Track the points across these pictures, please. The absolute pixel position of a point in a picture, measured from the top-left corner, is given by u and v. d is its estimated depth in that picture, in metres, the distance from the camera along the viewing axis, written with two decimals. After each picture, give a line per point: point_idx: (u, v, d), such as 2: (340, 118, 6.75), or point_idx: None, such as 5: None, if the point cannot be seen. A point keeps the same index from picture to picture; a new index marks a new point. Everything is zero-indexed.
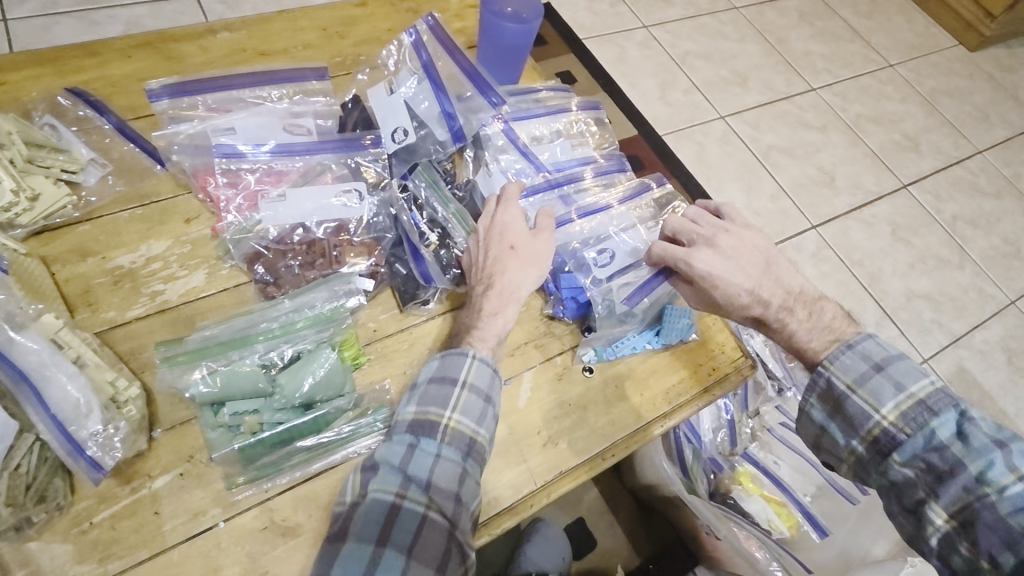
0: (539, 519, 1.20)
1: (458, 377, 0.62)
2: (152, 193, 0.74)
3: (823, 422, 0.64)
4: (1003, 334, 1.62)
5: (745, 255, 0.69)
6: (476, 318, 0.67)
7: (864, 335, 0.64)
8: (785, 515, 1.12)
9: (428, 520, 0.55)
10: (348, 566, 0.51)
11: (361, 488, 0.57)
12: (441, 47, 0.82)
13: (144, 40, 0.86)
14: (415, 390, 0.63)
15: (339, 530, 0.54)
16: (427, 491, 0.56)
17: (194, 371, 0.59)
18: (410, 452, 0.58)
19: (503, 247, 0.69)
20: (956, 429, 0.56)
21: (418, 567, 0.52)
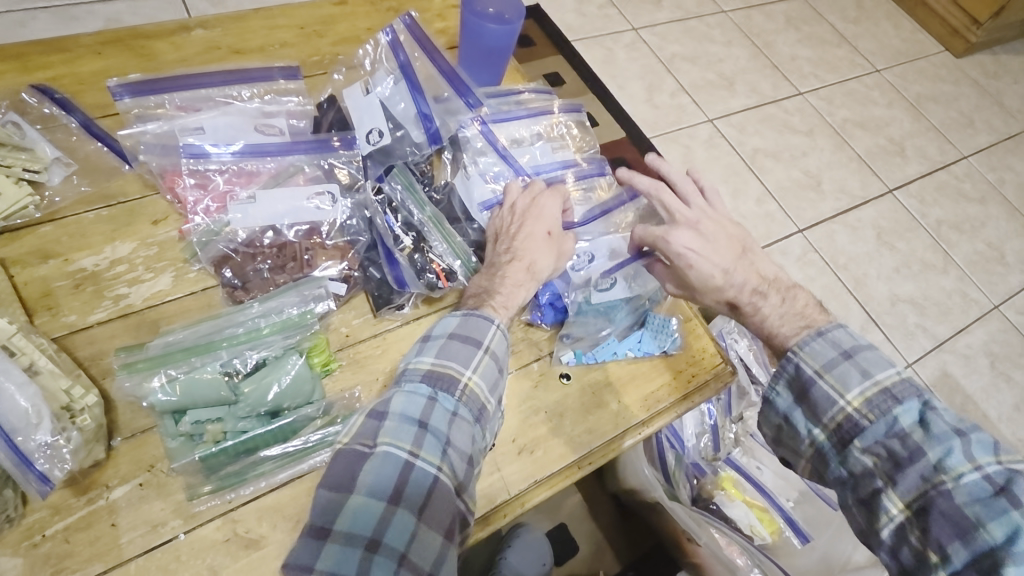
0: (520, 524, 1.18)
1: (482, 341, 0.60)
2: (119, 193, 0.72)
3: (787, 410, 0.61)
4: (986, 339, 1.63)
5: (719, 237, 0.70)
6: (496, 286, 0.66)
7: (836, 325, 0.62)
8: (767, 521, 1.12)
9: (441, 481, 0.52)
10: (355, 521, 0.48)
11: (369, 433, 0.52)
12: (418, 46, 0.80)
13: (113, 36, 0.83)
14: (432, 343, 0.60)
15: (345, 474, 0.49)
16: (443, 449, 0.53)
17: (151, 379, 0.57)
18: (430, 405, 0.55)
19: (538, 229, 0.70)
20: (918, 418, 0.53)
21: (428, 532, 0.49)
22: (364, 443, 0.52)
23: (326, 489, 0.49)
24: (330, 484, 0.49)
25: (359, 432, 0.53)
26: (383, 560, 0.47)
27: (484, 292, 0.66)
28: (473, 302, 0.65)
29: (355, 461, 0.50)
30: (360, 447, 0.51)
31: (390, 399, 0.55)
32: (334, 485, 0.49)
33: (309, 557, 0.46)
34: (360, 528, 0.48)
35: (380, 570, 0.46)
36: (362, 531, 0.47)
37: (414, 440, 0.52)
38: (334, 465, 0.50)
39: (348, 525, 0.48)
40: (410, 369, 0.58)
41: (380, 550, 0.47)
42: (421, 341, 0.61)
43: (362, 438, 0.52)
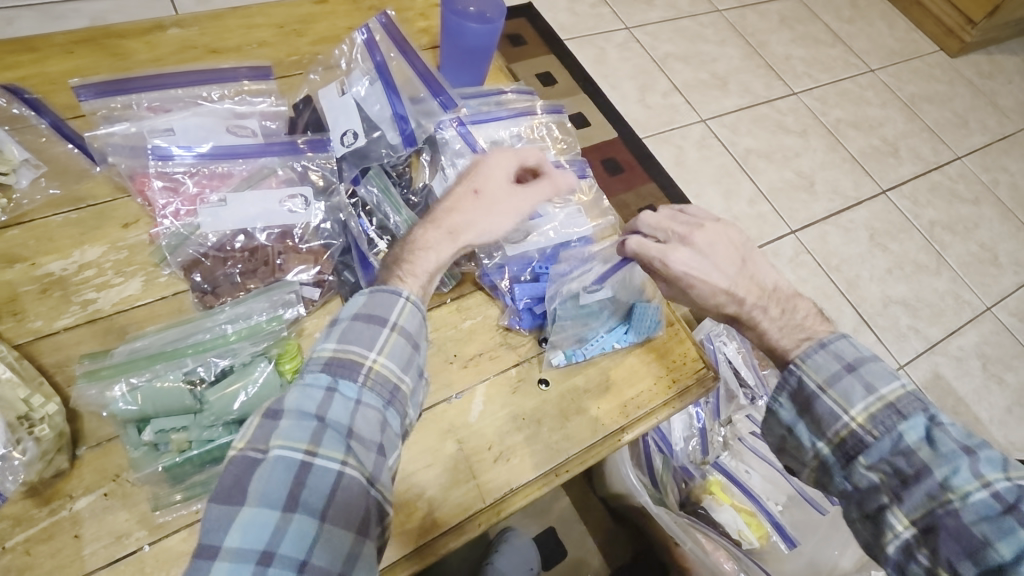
0: (508, 528, 1.16)
1: (388, 318, 0.58)
2: (88, 196, 0.71)
3: (790, 422, 0.61)
4: (978, 341, 1.62)
5: (718, 250, 0.66)
6: (405, 253, 0.63)
7: (837, 335, 0.61)
8: (755, 525, 1.09)
9: (345, 476, 0.50)
10: (244, 535, 0.45)
11: (262, 437, 0.50)
12: (395, 46, 0.80)
13: (87, 36, 0.82)
14: (334, 328, 0.57)
15: (232, 485, 0.47)
16: (346, 443, 0.51)
17: (111, 388, 0.55)
18: (329, 396, 0.53)
19: (466, 186, 0.69)
20: (924, 434, 0.53)
21: (331, 532, 0.48)
22: (256, 448, 0.49)
23: (214, 503, 0.47)
24: (217, 499, 0.47)
25: (251, 436, 0.50)
26: (279, 571, 0.45)
27: (394, 262, 0.63)
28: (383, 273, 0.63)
29: (245, 470, 0.48)
30: (252, 453, 0.49)
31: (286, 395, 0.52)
32: (223, 496, 0.47)
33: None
34: (251, 542, 0.45)
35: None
36: (254, 545, 0.45)
37: (311, 438, 0.50)
38: (224, 475, 0.48)
39: (238, 540, 0.45)
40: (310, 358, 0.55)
41: (274, 563, 0.45)
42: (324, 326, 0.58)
43: (255, 443, 0.50)
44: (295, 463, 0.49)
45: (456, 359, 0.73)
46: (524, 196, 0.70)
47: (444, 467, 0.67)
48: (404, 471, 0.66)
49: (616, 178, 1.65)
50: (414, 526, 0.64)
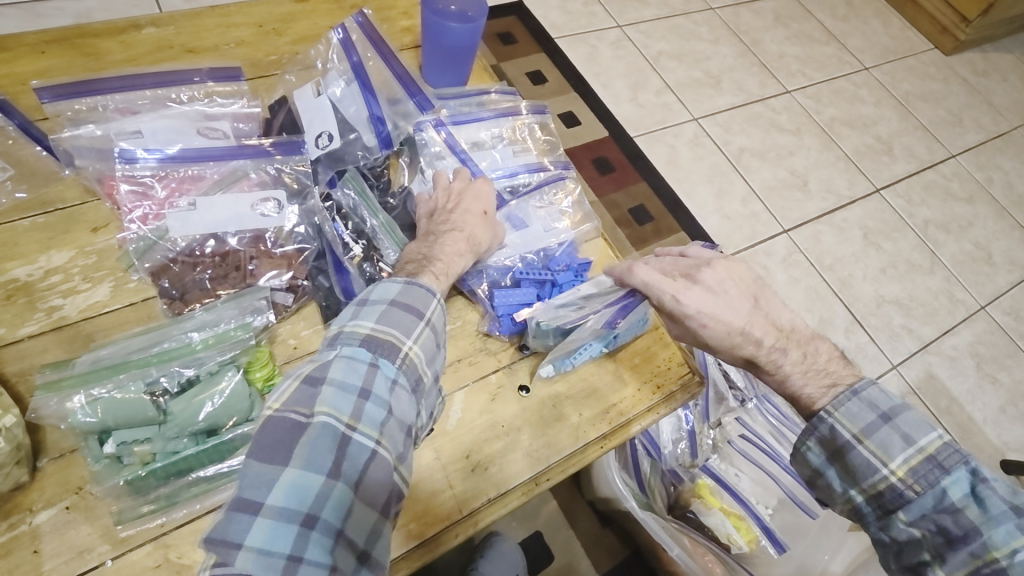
0: (494, 533, 1.14)
1: (424, 312, 0.57)
2: (55, 199, 0.68)
3: (821, 466, 0.62)
4: (972, 340, 1.61)
5: (729, 290, 0.66)
6: (436, 253, 0.64)
7: (867, 381, 0.62)
8: (744, 529, 1.06)
9: (381, 454, 0.49)
10: (290, 495, 0.44)
11: (303, 402, 0.48)
12: (372, 47, 0.78)
13: (59, 35, 0.80)
14: (373, 305, 0.55)
15: (278, 442, 0.45)
16: (383, 422, 0.50)
17: (69, 399, 0.53)
18: (371, 373, 0.51)
19: (476, 208, 0.70)
20: (968, 490, 0.53)
21: (363, 506, 0.47)
22: (299, 411, 0.47)
23: (255, 459, 0.44)
24: (260, 454, 0.44)
25: (290, 398, 0.48)
26: (320, 536, 0.44)
27: (423, 259, 0.64)
28: (412, 267, 0.63)
29: (291, 430, 0.46)
30: (296, 415, 0.47)
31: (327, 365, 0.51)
32: (262, 452, 0.45)
33: (241, 533, 0.42)
34: (296, 504, 0.44)
35: (317, 546, 0.43)
36: (298, 507, 0.44)
37: (353, 412, 0.49)
38: (264, 433, 0.45)
39: (280, 500, 0.43)
40: (347, 332, 0.54)
41: (316, 527, 0.44)
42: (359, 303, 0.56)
43: (296, 405, 0.48)
44: (338, 432, 0.47)
45: None
46: (501, 228, 0.75)
47: (418, 476, 0.65)
48: None
49: (608, 177, 1.64)
50: None
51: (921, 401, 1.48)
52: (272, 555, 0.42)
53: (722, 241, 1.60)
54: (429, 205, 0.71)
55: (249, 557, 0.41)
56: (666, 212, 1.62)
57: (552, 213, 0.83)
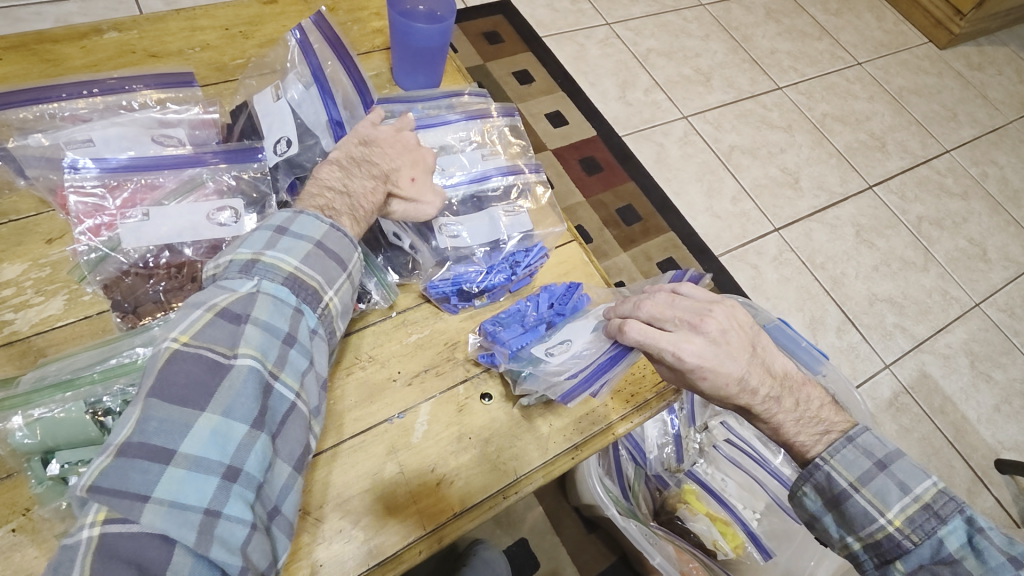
0: (478, 541, 1.12)
1: (347, 263, 0.62)
2: (9, 210, 0.67)
3: (817, 511, 0.64)
4: (967, 338, 1.59)
5: (732, 338, 0.62)
6: (355, 192, 0.65)
7: (862, 426, 0.64)
8: (730, 535, 1.04)
9: (297, 407, 0.54)
10: (208, 448, 0.48)
11: (217, 341, 0.51)
12: (330, 49, 0.77)
13: (17, 41, 0.79)
14: (294, 243, 0.58)
15: (192, 386, 0.49)
16: (303, 372, 0.55)
17: (5, 419, 0.51)
18: (295, 318, 0.56)
19: (405, 171, 0.70)
20: (966, 539, 0.56)
21: (278, 467, 0.52)
22: (215, 350, 0.51)
23: (163, 403, 0.47)
24: (168, 397, 0.48)
25: (201, 334, 0.51)
26: (242, 489, 0.48)
27: (340, 191, 0.64)
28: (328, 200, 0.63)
29: (207, 371, 0.50)
30: (213, 355, 0.51)
31: (250, 302, 0.55)
32: (175, 396, 0.48)
33: (146, 481, 0.45)
34: (214, 456, 0.48)
35: (237, 501, 0.47)
36: (217, 458, 0.48)
37: (276, 359, 0.54)
38: (174, 371, 0.48)
39: (198, 450, 0.47)
40: (265, 265, 0.57)
41: (239, 480, 0.48)
42: (277, 233, 0.58)
43: (212, 345, 0.51)
44: (261, 380, 0.52)
45: (399, 376, 0.70)
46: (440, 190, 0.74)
47: (378, 491, 0.63)
48: (340, 495, 0.62)
49: (595, 177, 1.61)
50: (345, 559, 0.59)
51: (914, 401, 1.46)
52: (186, 509, 0.45)
53: (711, 240, 1.58)
54: (368, 131, 0.71)
55: (159, 509, 0.45)
56: (654, 212, 1.59)
57: (520, 218, 0.82)
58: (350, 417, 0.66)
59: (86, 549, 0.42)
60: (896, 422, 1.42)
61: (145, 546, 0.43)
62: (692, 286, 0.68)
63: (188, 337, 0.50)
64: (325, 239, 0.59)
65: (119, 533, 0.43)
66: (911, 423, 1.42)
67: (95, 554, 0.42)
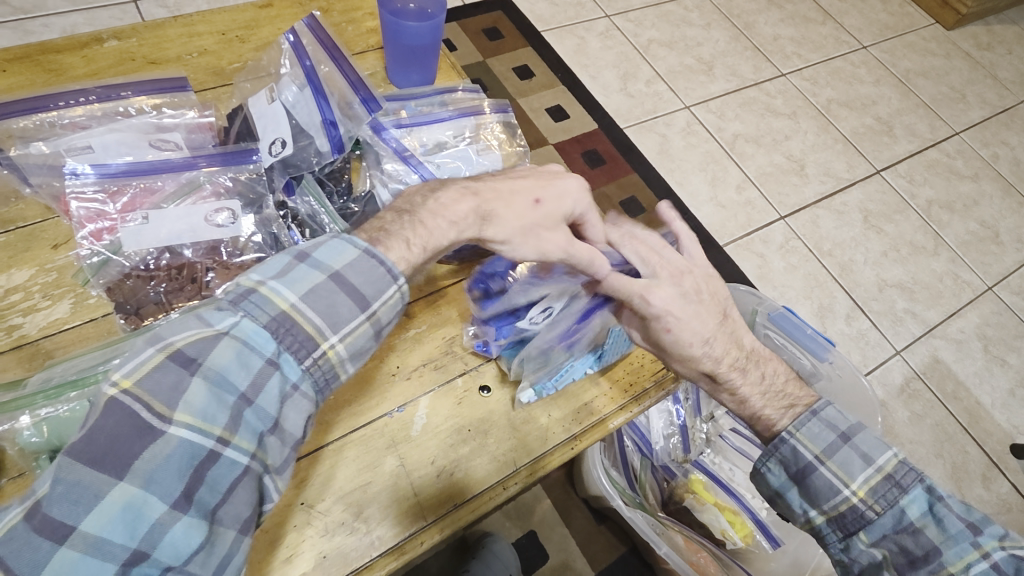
0: (488, 534, 1.13)
1: (369, 305, 0.52)
2: (16, 218, 0.69)
3: (781, 485, 0.64)
4: (980, 322, 1.57)
5: (705, 299, 0.64)
6: (421, 210, 0.60)
7: (825, 401, 0.64)
8: (738, 525, 1.03)
9: (250, 473, 0.46)
10: (114, 526, 0.40)
11: (164, 396, 0.43)
12: (323, 50, 0.78)
13: (21, 52, 0.81)
14: (303, 275, 0.50)
15: (112, 451, 0.41)
16: (263, 433, 0.46)
17: (13, 419, 0.52)
18: (268, 373, 0.47)
19: (530, 193, 0.65)
20: (926, 508, 0.56)
21: (219, 536, 0.45)
22: (153, 407, 0.43)
23: (77, 465, 0.40)
24: (87, 458, 0.40)
25: (147, 381, 0.43)
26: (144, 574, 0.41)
27: (405, 212, 0.60)
28: (390, 217, 0.60)
29: (137, 434, 0.42)
30: (147, 414, 0.42)
31: (213, 345, 0.45)
32: (96, 459, 0.40)
33: (32, 562, 0.38)
34: (119, 537, 0.40)
35: None
36: (122, 540, 0.40)
37: (228, 424, 0.44)
38: (102, 424, 0.41)
39: (101, 528, 0.40)
40: (261, 296, 0.48)
41: (143, 563, 0.41)
42: (294, 260, 0.51)
43: (151, 400, 0.42)
44: (199, 449, 0.43)
45: (399, 371, 0.71)
46: (547, 230, 0.64)
47: (381, 485, 0.64)
48: (339, 489, 0.63)
49: (598, 170, 1.61)
50: (346, 550, 0.60)
51: (926, 387, 1.44)
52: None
53: (716, 231, 1.57)
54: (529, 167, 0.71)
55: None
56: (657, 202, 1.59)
57: None
58: (350, 413, 0.67)
59: None
60: (909, 409, 1.40)
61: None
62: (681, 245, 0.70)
63: (130, 384, 0.42)
64: (343, 270, 0.51)
65: None
66: (923, 409, 1.41)
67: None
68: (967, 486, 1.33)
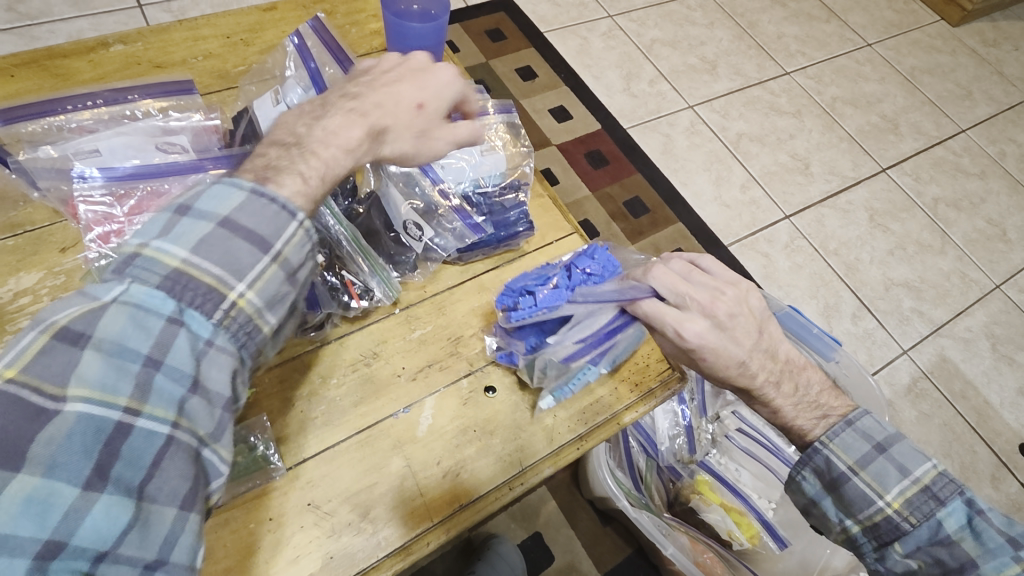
0: (494, 535, 1.12)
1: (275, 244, 0.45)
2: (24, 222, 0.69)
3: (815, 495, 0.64)
4: (987, 321, 1.56)
5: (740, 323, 0.60)
6: (316, 135, 0.53)
7: (862, 410, 0.64)
8: (745, 526, 1.03)
9: (176, 443, 0.39)
10: (18, 523, 0.34)
11: (50, 374, 0.37)
12: (328, 53, 0.78)
13: (28, 57, 0.81)
14: (192, 225, 0.43)
15: (0, 442, 0.34)
16: (180, 399, 0.40)
17: None
18: (172, 332, 0.40)
19: (407, 96, 0.60)
20: (965, 521, 0.56)
21: (155, 513, 0.39)
22: (42, 389, 0.36)
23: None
24: None
25: (31, 364, 0.36)
26: (67, 566, 0.35)
27: (293, 141, 0.52)
28: (277, 152, 0.51)
29: (24, 421, 0.35)
30: (36, 397, 0.36)
31: (98, 314, 0.39)
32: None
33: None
34: (28, 531, 0.34)
35: None
36: (33, 534, 0.34)
37: (134, 392, 0.38)
38: None
39: (4, 526, 0.34)
40: (146, 258, 0.41)
41: (64, 554, 0.35)
42: (174, 214, 0.43)
43: (40, 381, 0.36)
44: (105, 424, 0.37)
45: (404, 372, 0.71)
46: (436, 130, 0.62)
47: (386, 484, 0.64)
48: (347, 490, 0.63)
49: (602, 171, 1.61)
50: (354, 551, 0.60)
51: (933, 386, 1.43)
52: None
53: (721, 230, 1.57)
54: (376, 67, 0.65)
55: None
56: (662, 203, 1.59)
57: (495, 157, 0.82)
58: (355, 413, 0.67)
59: None
60: (917, 409, 1.39)
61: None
62: (713, 261, 0.66)
63: (11, 372, 0.35)
64: (235, 214, 0.44)
65: None
66: (931, 409, 1.40)
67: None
68: (976, 486, 1.33)
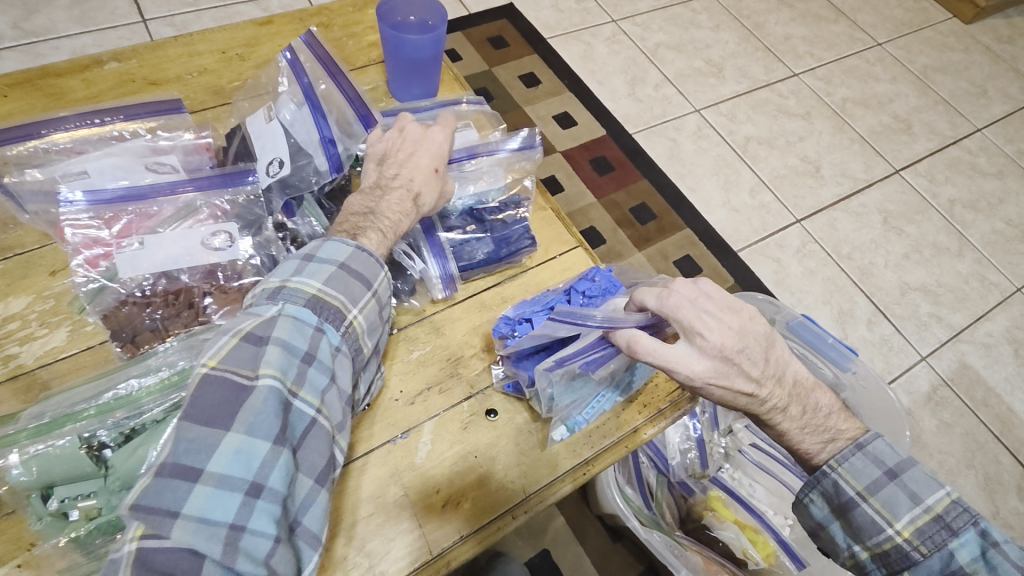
0: (500, 555, 1.09)
1: (373, 282, 0.60)
2: (15, 244, 0.68)
3: (823, 519, 0.61)
4: (1009, 325, 1.50)
5: (746, 355, 0.58)
6: (381, 209, 0.66)
7: (873, 434, 0.61)
8: (761, 544, 0.99)
9: (319, 423, 0.53)
10: (233, 465, 0.46)
11: (245, 363, 0.50)
12: (321, 67, 0.76)
13: (21, 77, 0.80)
14: (319, 267, 0.57)
15: (220, 408, 0.47)
16: (323, 389, 0.54)
17: (2, 456, 0.50)
18: (317, 337, 0.54)
19: (426, 164, 0.70)
20: (978, 552, 0.53)
21: (301, 480, 0.50)
22: (240, 372, 0.50)
23: (194, 424, 0.46)
24: (197, 418, 0.47)
25: (228, 357, 0.50)
26: (266, 504, 0.47)
27: (367, 213, 0.65)
28: (354, 221, 0.64)
29: (232, 393, 0.48)
30: (238, 377, 0.49)
31: (272, 324, 0.53)
32: (203, 417, 0.47)
33: (177, 501, 0.44)
34: (239, 473, 0.46)
35: (262, 514, 0.46)
36: (241, 475, 0.46)
37: (297, 378, 0.52)
38: (202, 394, 0.47)
39: (223, 467, 0.46)
40: (291, 290, 0.55)
41: (263, 495, 0.47)
42: (303, 261, 0.58)
43: (237, 368, 0.50)
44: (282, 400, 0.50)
45: (401, 396, 0.68)
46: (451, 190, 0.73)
47: (383, 515, 0.61)
48: (343, 519, 0.60)
49: (606, 177, 1.58)
50: None
51: (955, 394, 1.39)
52: (213, 524, 0.45)
53: (730, 236, 1.54)
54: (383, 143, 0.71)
55: (188, 525, 0.44)
56: (669, 209, 1.55)
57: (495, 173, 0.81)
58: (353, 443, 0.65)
59: (126, 562, 0.42)
60: (937, 417, 1.35)
61: (177, 558, 0.43)
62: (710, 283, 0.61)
63: (217, 362, 0.49)
64: (349, 259, 0.58)
65: (156, 547, 0.43)
66: (952, 418, 1.35)
67: (134, 565, 0.42)
68: (1002, 498, 1.27)
